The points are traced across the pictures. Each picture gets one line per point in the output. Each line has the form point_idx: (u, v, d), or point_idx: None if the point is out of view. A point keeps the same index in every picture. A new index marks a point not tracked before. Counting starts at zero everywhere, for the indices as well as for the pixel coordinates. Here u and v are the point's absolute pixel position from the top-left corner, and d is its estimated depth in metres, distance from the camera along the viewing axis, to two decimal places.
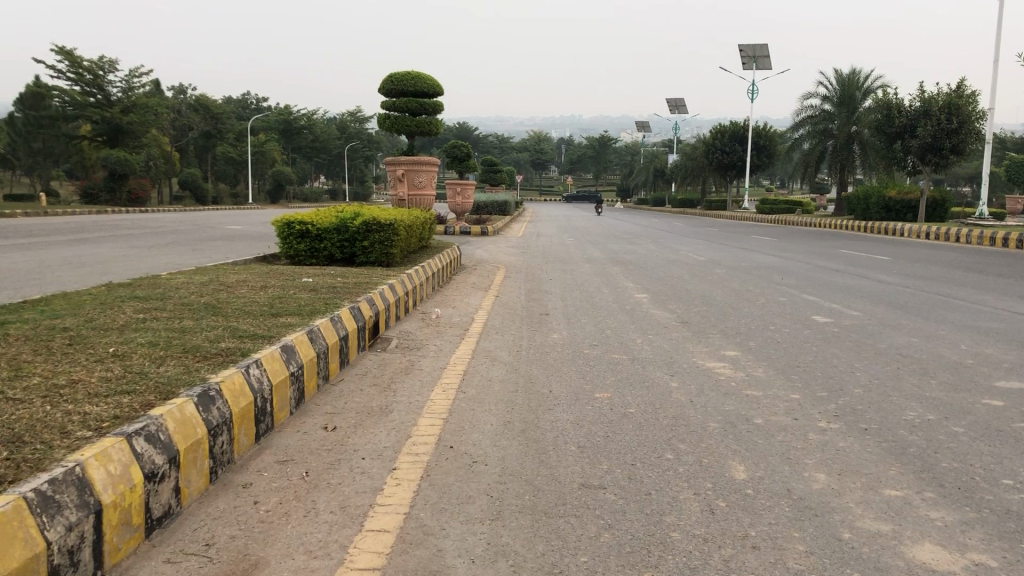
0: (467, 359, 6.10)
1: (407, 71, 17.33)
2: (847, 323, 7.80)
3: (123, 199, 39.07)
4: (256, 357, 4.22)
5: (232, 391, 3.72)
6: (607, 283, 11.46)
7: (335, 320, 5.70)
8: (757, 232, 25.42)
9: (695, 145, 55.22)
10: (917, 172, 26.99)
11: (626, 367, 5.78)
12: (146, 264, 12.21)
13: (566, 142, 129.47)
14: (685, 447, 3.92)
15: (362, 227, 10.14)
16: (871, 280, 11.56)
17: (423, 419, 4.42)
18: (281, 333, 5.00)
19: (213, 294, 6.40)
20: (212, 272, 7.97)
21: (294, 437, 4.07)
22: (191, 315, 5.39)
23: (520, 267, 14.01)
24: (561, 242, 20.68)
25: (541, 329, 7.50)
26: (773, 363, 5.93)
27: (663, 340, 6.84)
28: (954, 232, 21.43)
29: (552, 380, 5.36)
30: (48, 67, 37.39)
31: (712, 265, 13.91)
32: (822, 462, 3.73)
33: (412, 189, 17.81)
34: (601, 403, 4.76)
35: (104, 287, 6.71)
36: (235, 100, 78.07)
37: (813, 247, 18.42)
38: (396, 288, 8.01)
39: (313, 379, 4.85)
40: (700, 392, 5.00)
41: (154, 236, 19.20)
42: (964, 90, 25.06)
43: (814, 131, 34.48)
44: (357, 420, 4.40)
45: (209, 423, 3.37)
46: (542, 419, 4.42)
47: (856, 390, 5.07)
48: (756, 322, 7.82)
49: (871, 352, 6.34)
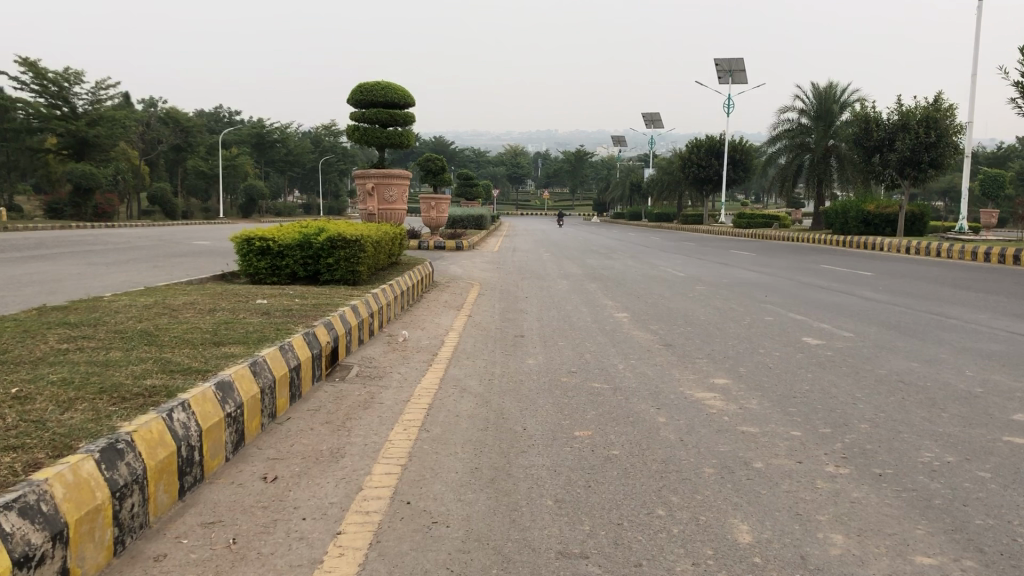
0: (433, 390, 5.55)
1: (376, 80, 16.80)
2: (840, 345, 7.34)
3: (89, 214, 38.18)
4: (184, 398, 3.65)
5: (148, 442, 3.15)
6: (586, 301, 10.95)
7: (286, 348, 5.14)
8: (735, 247, 25.05)
9: (672, 159, 55.04)
10: (895, 186, 26.82)
11: (608, 398, 5.25)
12: (100, 283, 11.62)
13: (543, 158, 129.52)
14: (679, 500, 3.41)
15: (326, 243, 9.56)
16: (857, 298, 11.17)
17: (380, 467, 3.88)
18: (221, 365, 4.43)
19: (153, 320, 5.80)
20: (160, 293, 7.37)
21: (228, 491, 3.52)
22: (121, 344, 4.81)
23: (495, 284, 13.51)
24: (537, 256, 20.18)
25: (514, 353, 6.97)
26: (767, 393, 5.45)
27: (646, 366, 6.35)
28: (935, 246, 21.20)
29: (527, 414, 4.84)
30: (12, 79, 36.44)
31: (693, 282, 13.47)
32: (837, 518, 3.23)
33: (382, 203, 17.25)
34: (580, 443, 4.23)
35: (34, 310, 6.09)
36: (207, 114, 77.06)
37: (794, 262, 18.05)
38: (360, 309, 7.44)
39: (255, 420, 4.29)
40: (691, 429, 4.50)
41: (115, 252, 18.49)
42: (941, 104, 24.93)
43: (791, 145, 34.28)
44: (302, 469, 3.85)
45: (115, 484, 2.80)
46: (515, 464, 3.90)
47: (862, 426, 4.59)
48: (744, 345, 7.34)
49: (870, 379, 5.88)
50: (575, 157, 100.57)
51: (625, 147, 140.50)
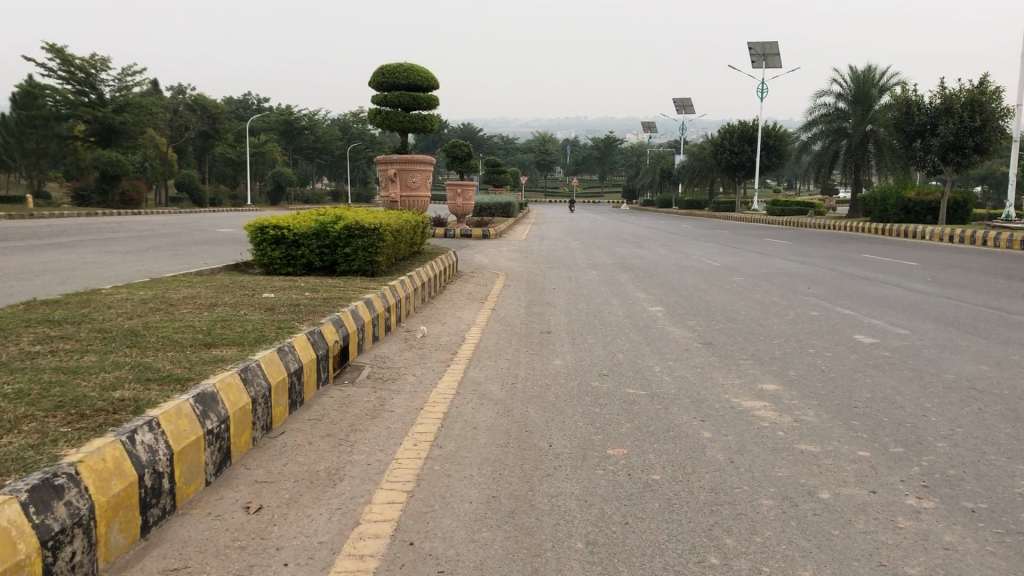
0: (449, 396, 5.00)
1: (399, 63, 16.26)
2: (898, 345, 6.69)
3: (116, 201, 37.98)
4: (154, 414, 3.13)
5: (98, 473, 2.63)
6: (616, 293, 10.35)
7: (287, 349, 4.62)
8: (771, 235, 24.18)
9: (704, 145, 53.89)
10: (936, 172, 25.80)
11: (645, 407, 4.67)
12: (114, 272, 11.21)
13: (572, 145, 128.35)
14: (735, 544, 2.85)
15: (343, 231, 9.05)
16: (906, 290, 10.48)
17: (382, 495, 3.35)
18: (206, 372, 3.90)
19: (145, 317, 5.30)
20: (161, 287, 6.87)
21: (203, 525, 3.01)
22: (100, 346, 4.30)
23: (521, 274, 12.99)
24: (566, 246, 19.55)
25: (540, 353, 6.39)
26: (823, 402, 4.85)
27: (685, 369, 5.75)
28: (981, 235, 20.28)
29: (554, 427, 4.28)
30: (39, 66, 36.40)
31: (727, 272, 12.81)
32: (932, 572, 2.65)
33: (405, 190, 16.72)
34: (614, 465, 3.66)
35: (21, 306, 5.61)
36: (236, 101, 77.12)
37: (833, 252, 17.32)
38: (375, 303, 6.92)
39: (243, 435, 3.76)
40: (743, 448, 3.93)
41: (138, 240, 18.10)
42: (987, 87, 23.87)
43: (828, 130, 33.29)
44: (292, 496, 3.33)
45: (47, 530, 2.29)
46: (540, 491, 3.36)
47: (940, 445, 3.97)
48: (791, 344, 6.72)
49: (938, 385, 5.24)
50: (604, 143, 99.55)
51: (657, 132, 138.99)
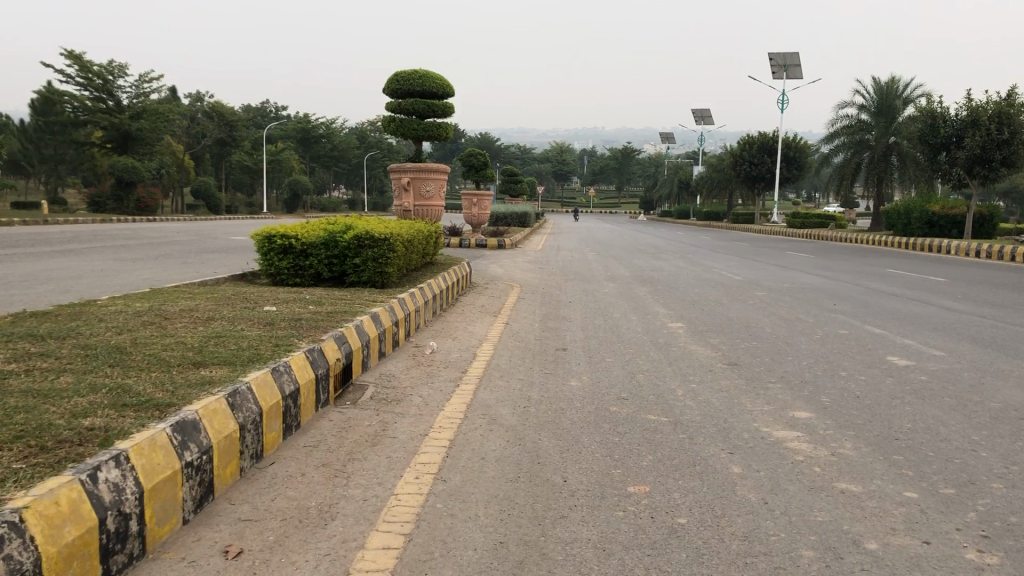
0: (457, 420, 4.66)
1: (414, 69, 16.01)
2: (936, 368, 6.31)
3: (131, 207, 37.91)
4: (122, 447, 2.80)
5: (48, 519, 2.31)
6: (634, 307, 9.98)
7: (282, 369, 4.28)
8: (792, 249, 23.66)
9: (723, 156, 53.33)
10: (962, 186, 25.27)
11: (668, 438, 4.31)
12: (121, 280, 10.99)
13: (589, 157, 128.17)
14: None
15: (353, 241, 8.73)
16: (936, 307, 10.06)
17: (378, 538, 3.01)
18: (191, 395, 3.57)
19: (136, 332, 4.99)
20: (157, 299, 6.56)
21: (174, 573, 2.68)
22: (81, 366, 3.98)
23: (537, 285, 12.66)
24: (582, 256, 19.15)
25: (555, 373, 6.04)
26: (861, 432, 4.47)
27: (710, 393, 5.38)
28: (1010, 250, 19.74)
29: (568, 459, 3.93)
30: (58, 72, 36.48)
31: (750, 286, 12.41)
32: None
33: (419, 199, 16.43)
34: (634, 507, 3.31)
35: (7, 318, 5.31)
36: (254, 110, 77.36)
37: (857, 266, 16.88)
38: (382, 317, 6.59)
39: (229, 467, 3.44)
40: (776, 487, 3.57)
41: (150, 247, 17.86)
42: (1015, 98, 23.32)
43: (850, 142, 32.79)
44: (277, 538, 2.99)
45: None
46: (554, 537, 3.01)
47: (998, 486, 3.60)
48: (821, 366, 6.34)
49: (984, 415, 4.85)
50: (622, 154, 99.12)
51: (676, 140, 138.37)
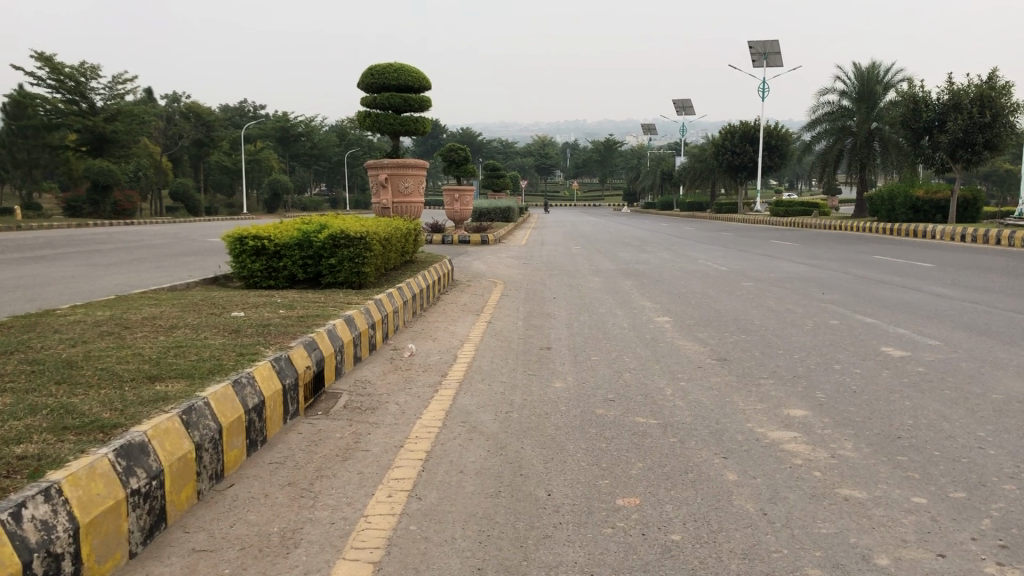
0: (434, 430, 4.39)
1: (388, 63, 15.73)
2: (931, 358, 6.09)
3: (108, 211, 37.40)
4: (53, 479, 2.52)
5: None
6: (619, 302, 9.74)
7: (245, 382, 4.00)
8: (777, 237, 23.49)
9: (705, 146, 53.21)
10: (945, 170, 25.15)
11: (658, 442, 4.05)
12: (91, 286, 10.67)
13: (572, 150, 128.03)
14: None
15: (328, 241, 8.43)
16: (926, 294, 9.87)
17: (344, 567, 2.74)
18: (141, 414, 3.29)
19: (91, 343, 4.68)
20: (119, 307, 6.24)
21: None
22: (23, 384, 3.68)
23: (520, 281, 12.40)
24: (566, 250, 18.89)
25: (539, 374, 5.78)
26: (861, 431, 4.23)
27: (700, 391, 5.15)
28: (994, 234, 19.62)
29: (553, 470, 3.67)
30: (29, 75, 35.84)
31: (736, 278, 12.18)
32: None
33: (397, 195, 16.12)
34: (624, 522, 3.06)
35: None
36: (232, 110, 76.59)
37: (842, 253, 16.71)
38: (357, 320, 6.31)
39: (183, 490, 3.16)
40: (775, 495, 3.33)
41: (125, 252, 17.47)
42: (996, 81, 23.20)
43: (832, 128, 32.64)
44: (234, 571, 2.73)
45: None
46: (536, 561, 2.75)
47: (1009, 487, 3.37)
48: (814, 359, 6.11)
49: (987, 409, 4.63)
50: (604, 147, 98.91)
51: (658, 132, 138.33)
